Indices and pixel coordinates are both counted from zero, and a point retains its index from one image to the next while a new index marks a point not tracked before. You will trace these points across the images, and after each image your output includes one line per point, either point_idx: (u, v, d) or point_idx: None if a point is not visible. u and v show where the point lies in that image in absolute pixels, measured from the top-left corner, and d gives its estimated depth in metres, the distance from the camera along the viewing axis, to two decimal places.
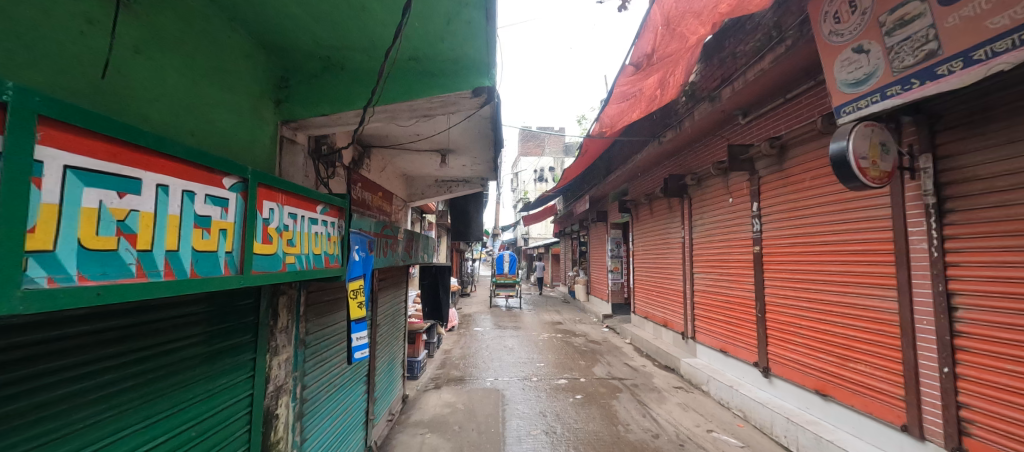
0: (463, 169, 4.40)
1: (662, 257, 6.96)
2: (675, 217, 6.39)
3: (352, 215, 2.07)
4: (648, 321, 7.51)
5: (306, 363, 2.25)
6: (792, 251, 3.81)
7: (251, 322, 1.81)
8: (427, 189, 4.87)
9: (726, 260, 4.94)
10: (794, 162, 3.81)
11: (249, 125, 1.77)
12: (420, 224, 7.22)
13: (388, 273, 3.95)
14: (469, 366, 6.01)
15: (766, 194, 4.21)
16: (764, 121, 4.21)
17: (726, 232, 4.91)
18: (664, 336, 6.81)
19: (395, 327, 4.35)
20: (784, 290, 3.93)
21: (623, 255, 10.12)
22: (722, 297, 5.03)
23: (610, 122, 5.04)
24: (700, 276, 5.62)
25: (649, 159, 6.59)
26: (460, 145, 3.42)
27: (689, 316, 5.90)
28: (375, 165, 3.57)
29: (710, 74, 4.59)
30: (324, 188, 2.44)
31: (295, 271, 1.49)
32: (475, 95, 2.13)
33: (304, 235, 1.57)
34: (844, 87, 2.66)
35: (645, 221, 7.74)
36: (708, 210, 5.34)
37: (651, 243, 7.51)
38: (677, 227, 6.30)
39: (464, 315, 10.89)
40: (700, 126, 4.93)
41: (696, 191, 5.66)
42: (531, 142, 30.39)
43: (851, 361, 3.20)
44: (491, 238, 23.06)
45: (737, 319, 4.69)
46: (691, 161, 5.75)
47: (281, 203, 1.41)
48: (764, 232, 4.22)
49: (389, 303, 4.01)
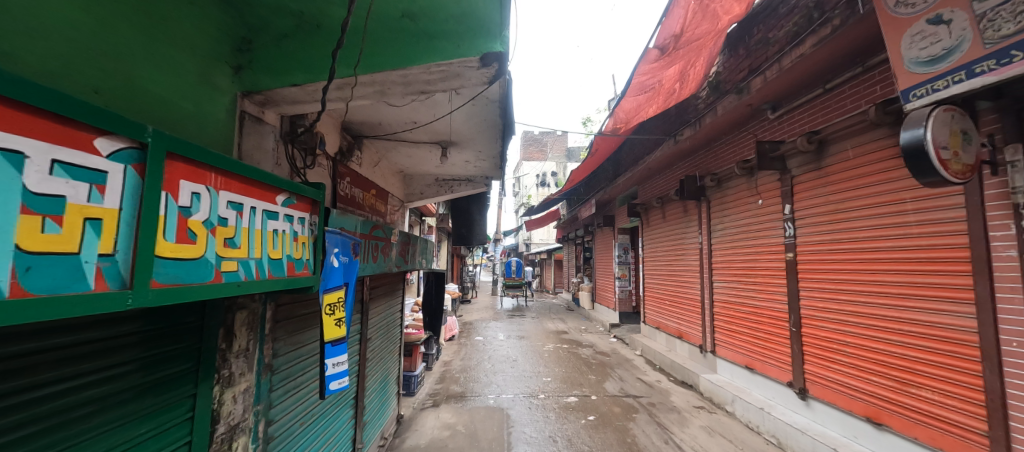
0: (465, 167, 4.00)
1: (676, 263, 6.53)
2: (691, 220, 5.98)
3: (329, 211, 1.68)
4: (660, 332, 7.07)
5: (274, 392, 1.84)
6: (834, 258, 3.41)
7: (196, 344, 1.41)
8: (426, 189, 4.48)
9: (751, 268, 4.52)
10: (837, 159, 3.42)
11: (196, 92, 1.37)
12: (418, 228, 6.80)
13: (381, 280, 3.54)
14: (469, 381, 5.56)
15: (801, 195, 3.81)
16: (798, 115, 3.83)
17: (752, 237, 4.50)
18: (678, 348, 6.37)
19: (389, 341, 3.92)
20: (824, 304, 3.51)
21: (630, 261, 9.69)
22: (747, 308, 4.61)
23: (625, 118, 4.65)
24: (720, 284, 5.20)
25: (663, 160, 6.19)
26: (463, 136, 3.03)
27: (707, 328, 5.46)
28: (368, 158, 3.19)
29: (736, 65, 4.22)
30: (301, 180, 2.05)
31: (236, 283, 1.08)
32: (483, 66, 1.74)
33: (254, 232, 1.16)
34: (914, 65, 2.26)
35: (657, 226, 7.32)
36: (730, 213, 4.94)
37: (662, 249, 7.10)
38: (694, 233, 5.89)
39: (465, 324, 10.43)
40: (722, 122, 4.55)
41: (716, 193, 5.25)
42: (533, 146, 30.03)
43: (912, 387, 2.78)
44: (493, 243, 22.61)
45: (765, 334, 4.26)
46: (710, 161, 5.36)
47: (214, 187, 1.00)
48: (799, 237, 3.82)
49: (381, 315, 3.58)
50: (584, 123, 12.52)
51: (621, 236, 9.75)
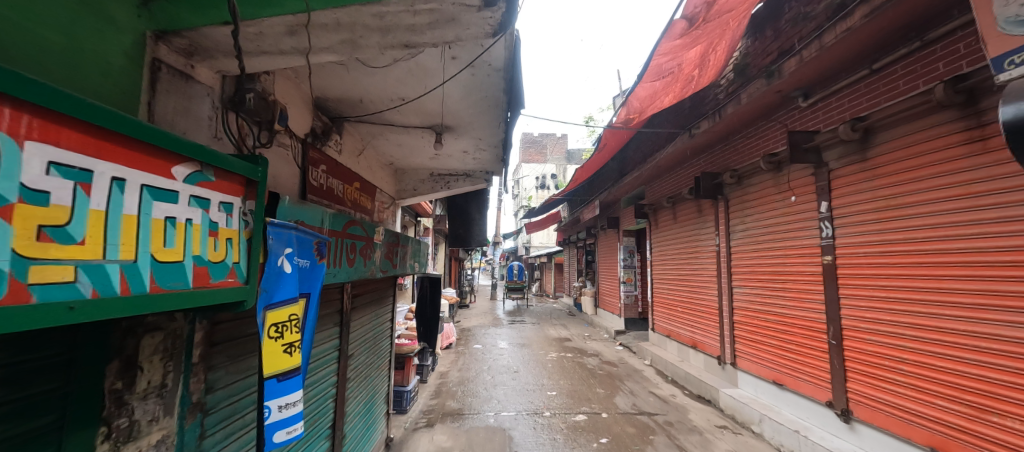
0: (463, 159, 3.56)
1: (689, 267, 6.10)
2: (706, 221, 5.56)
3: (279, 197, 1.28)
4: (670, 340, 6.63)
5: (207, 440, 1.40)
6: (885, 263, 3.03)
7: (70, 385, 0.98)
8: (420, 185, 4.04)
9: (779, 273, 4.09)
10: (886, 149, 3.04)
11: (72, 18, 0.92)
12: (412, 229, 6.34)
13: (366, 287, 3.11)
14: (468, 396, 5.09)
15: (840, 191, 3.41)
16: (836, 101, 3.42)
17: (780, 238, 4.09)
18: (692, 358, 5.93)
19: (377, 355, 3.47)
20: (873, 314, 3.11)
21: (636, 265, 9.25)
22: (774, 317, 4.19)
23: (639, 108, 4.25)
24: (741, 290, 4.77)
25: (676, 157, 5.77)
26: (460, 119, 2.61)
27: (726, 338, 5.02)
28: (351, 146, 2.76)
29: (764, 48, 3.81)
30: None
31: (74, 301, 0.65)
32: (486, 7, 1.31)
33: (124, 220, 0.74)
34: (1008, 25, 1.85)
35: (667, 228, 6.89)
36: (752, 212, 4.53)
37: (673, 253, 6.66)
38: (709, 234, 5.46)
39: (463, 330, 9.94)
40: (746, 112, 4.14)
41: (736, 191, 4.84)
42: (533, 148, 29.61)
43: (993, 415, 2.42)
44: (492, 246, 22.12)
45: (797, 346, 3.84)
46: (729, 157, 4.94)
47: (15, 134, 0.58)
48: (838, 238, 3.41)
49: (367, 327, 3.13)
50: (585, 122, 12.09)
51: (627, 238, 9.32)
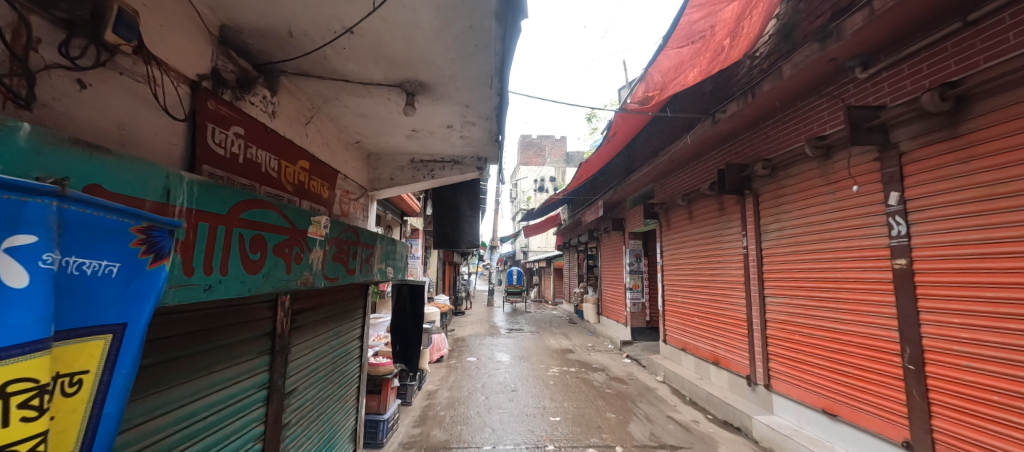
0: (447, 139, 2.86)
1: (707, 273, 5.43)
2: (729, 220, 4.90)
3: (38, 130, 0.65)
4: (685, 354, 5.93)
5: None
6: (989, 269, 2.35)
7: None
8: (397, 174, 3.34)
9: (828, 280, 3.41)
10: (987, 123, 2.39)
11: None
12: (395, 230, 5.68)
13: (319, 299, 2.40)
14: (457, 423, 4.35)
15: (916, 178, 2.74)
16: (909, 68, 2.78)
17: (828, 239, 3.42)
18: (712, 376, 5.22)
19: (339, 384, 2.75)
20: (973, 334, 2.42)
21: (643, 270, 8.55)
22: (821, 333, 3.48)
23: (660, 83, 3.63)
24: (775, 300, 4.09)
25: (694, 148, 5.10)
26: (439, 74, 1.92)
27: (757, 355, 4.32)
28: (295, 111, 2.07)
29: (813, 11, 3.18)
30: (66, 90, 0.95)
31: None
32: None
33: None
34: None
35: (681, 229, 6.21)
36: (791, 209, 3.86)
37: (689, 256, 5.96)
38: (734, 235, 4.78)
39: (457, 340, 9.19)
40: (786, 89, 3.50)
41: (768, 184, 4.18)
42: (531, 150, 28.97)
43: None
44: (489, 250, 21.39)
45: (857, 369, 3.14)
46: (761, 145, 4.27)
47: None
48: (914, 238, 2.73)
49: (321, 350, 2.43)
50: (587, 118, 11.45)
51: (633, 241, 8.62)
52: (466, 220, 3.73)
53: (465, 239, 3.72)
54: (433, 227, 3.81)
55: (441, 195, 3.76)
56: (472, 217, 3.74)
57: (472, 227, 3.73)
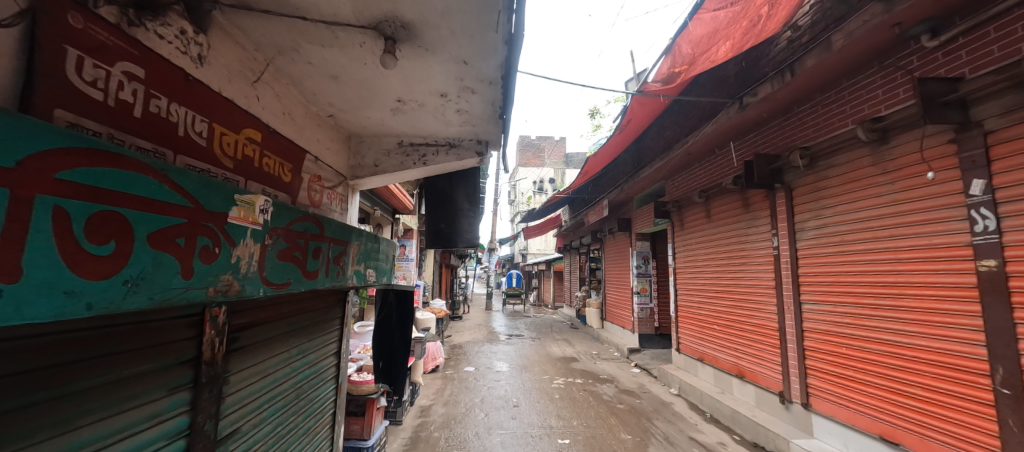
0: (440, 114, 2.35)
1: (727, 276, 4.94)
2: (754, 218, 4.42)
3: None
4: (702, 365, 5.44)
5: None
6: None
7: None
8: (383, 159, 2.83)
9: (886, 284, 2.93)
10: None
11: None
12: (386, 228, 5.17)
13: (279, 309, 1.90)
14: (452, 446, 3.83)
15: (1007, 163, 2.29)
16: (998, 31, 2.32)
17: (884, 237, 2.95)
18: (734, 390, 4.72)
19: (308, 414, 2.24)
20: None
21: (651, 273, 8.06)
22: (876, 346, 3.03)
23: (689, 57, 3.18)
24: (813, 307, 3.61)
25: (716, 138, 4.62)
26: (429, 9, 1.43)
27: (791, 369, 3.83)
28: (237, 61, 1.56)
29: None
30: None
31: None
32: None
33: None
34: None
35: (696, 228, 5.73)
36: (834, 203, 3.39)
37: (706, 258, 5.47)
38: (761, 234, 4.30)
39: (453, 348, 8.65)
40: (834, 64, 3.04)
41: (804, 176, 3.72)
42: (530, 151, 28.48)
43: None
44: (487, 252, 20.84)
45: (931, 394, 2.67)
46: (796, 133, 3.79)
47: None
48: (1006, 233, 2.27)
49: (280, 374, 1.91)
50: (589, 114, 10.97)
51: (640, 242, 8.12)
52: (463, 215, 3.21)
53: (463, 237, 3.20)
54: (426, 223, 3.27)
55: (433, 185, 3.24)
56: (470, 212, 3.22)
57: (470, 223, 3.22)
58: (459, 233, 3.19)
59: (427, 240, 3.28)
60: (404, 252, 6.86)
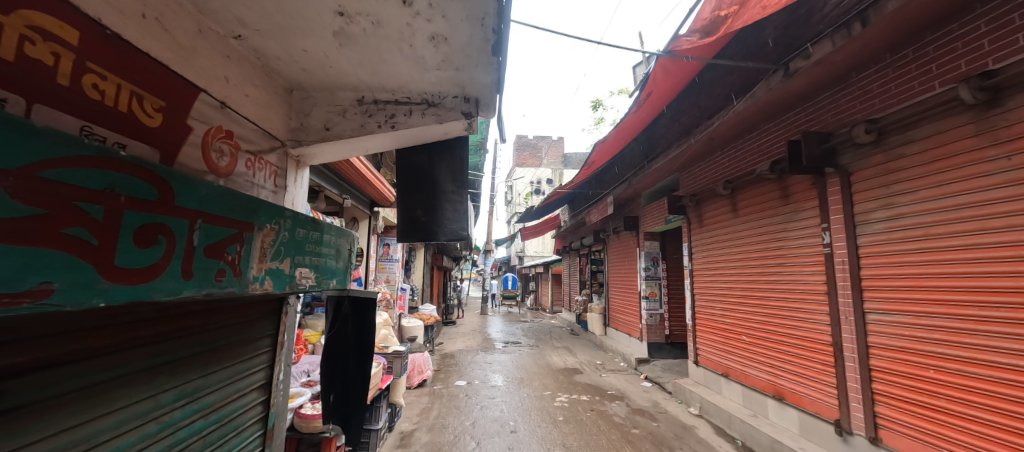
0: (408, 44, 1.64)
1: (759, 280, 4.23)
2: (796, 210, 3.73)
3: None
4: (727, 381, 4.72)
5: None
6: None
7: None
8: (336, 121, 2.09)
9: (1001, 290, 2.28)
10: None
11: None
12: (356, 225, 4.44)
13: (130, 331, 1.16)
14: None
15: None
16: None
17: (998, 229, 2.29)
18: (770, 413, 4.01)
19: None
20: None
21: (660, 276, 7.35)
22: (977, 369, 2.39)
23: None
24: (881, 317, 2.92)
25: (748, 117, 3.94)
26: None
27: (851, 393, 3.13)
28: None
29: None
30: None
31: None
32: None
33: None
34: None
35: (718, 225, 5.03)
36: (913, 187, 2.71)
37: (731, 258, 4.77)
38: (805, 229, 3.62)
39: (443, 358, 7.86)
40: (926, 4, 2.38)
41: (868, 157, 3.04)
42: (527, 151, 27.70)
43: None
44: (483, 254, 20.03)
45: None
46: (857, 104, 3.12)
47: None
48: None
49: (132, 438, 1.17)
50: (592, 107, 10.30)
51: (648, 242, 7.42)
52: (446, 199, 2.43)
53: (447, 230, 2.41)
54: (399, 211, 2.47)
55: (408, 160, 2.43)
56: (456, 195, 2.44)
57: (456, 211, 2.43)
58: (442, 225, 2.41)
59: (401, 234, 2.49)
60: (388, 252, 6.10)
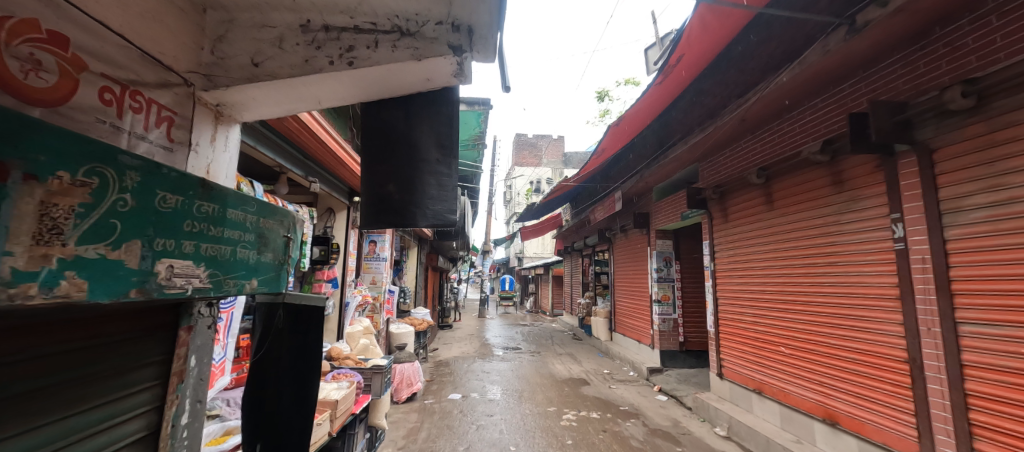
0: None
1: (802, 283, 3.62)
2: (854, 198, 3.12)
3: None
4: (760, 398, 4.11)
5: None
6: None
7: None
8: (269, 54, 1.45)
9: None
10: None
11: None
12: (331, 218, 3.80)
13: None
14: None
15: None
16: None
17: None
18: (819, 439, 3.39)
19: None
20: None
21: (673, 278, 6.74)
22: None
23: None
24: (980, 329, 2.31)
25: (795, 90, 3.34)
26: None
27: (936, 423, 2.52)
28: None
29: None
30: None
31: None
32: None
33: None
34: None
35: (746, 220, 4.43)
36: None
37: (764, 257, 4.15)
38: (866, 221, 3.01)
39: (436, 366, 7.21)
40: None
41: (961, 129, 2.44)
42: (527, 151, 27.03)
43: None
44: (481, 255, 19.38)
45: None
46: (944, 65, 2.52)
47: None
48: None
49: None
50: (597, 98, 9.67)
51: (661, 241, 6.81)
52: (428, 171, 1.80)
53: (430, 211, 1.78)
54: (364, 187, 1.81)
55: (376, 118, 1.80)
56: (442, 165, 1.81)
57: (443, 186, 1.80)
58: (423, 204, 1.78)
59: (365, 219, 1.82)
60: (374, 249, 5.44)
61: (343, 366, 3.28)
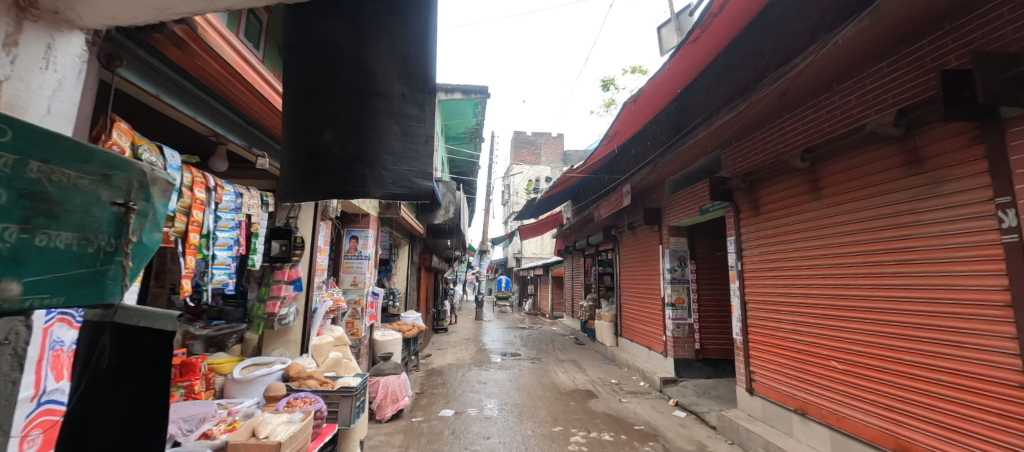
0: None
1: (860, 285, 3.01)
2: (939, 181, 2.51)
3: None
4: (804, 421, 3.49)
5: None
6: None
7: None
8: None
9: None
10: None
11: None
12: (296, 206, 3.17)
13: None
14: None
15: None
16: None
17: None
18: None
19: None
20: None
21: (688, 279, 6.14)
22: None
23: None
24: None
25: (857, 50, 2.77)
26: None
27: None
28: None
29: None
30: None
31: None
32: None
33: None
34: None
35: (784, 212, 3.82)
36: None
37: (805, 255, 3.54)
38: (957, 208, 2.41)
39: (428, 376, 6.56)
40: None
41: None
42: (526, 149, 26.37)
43: None
44: (479, 256, 18.72)
45: None
46: None
47: None
48: None
49: None
50: (602, 87, 9.06)
51: (674, 239, 6.21)
52: (387, 107, 1.48)
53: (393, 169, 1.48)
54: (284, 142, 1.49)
55: (312, 57, 1.44)
56: (405, 99, 1.48)
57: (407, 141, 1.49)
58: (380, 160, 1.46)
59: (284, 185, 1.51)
60: (355, 247, 4.78)
61: (301, 389, 2.64)
